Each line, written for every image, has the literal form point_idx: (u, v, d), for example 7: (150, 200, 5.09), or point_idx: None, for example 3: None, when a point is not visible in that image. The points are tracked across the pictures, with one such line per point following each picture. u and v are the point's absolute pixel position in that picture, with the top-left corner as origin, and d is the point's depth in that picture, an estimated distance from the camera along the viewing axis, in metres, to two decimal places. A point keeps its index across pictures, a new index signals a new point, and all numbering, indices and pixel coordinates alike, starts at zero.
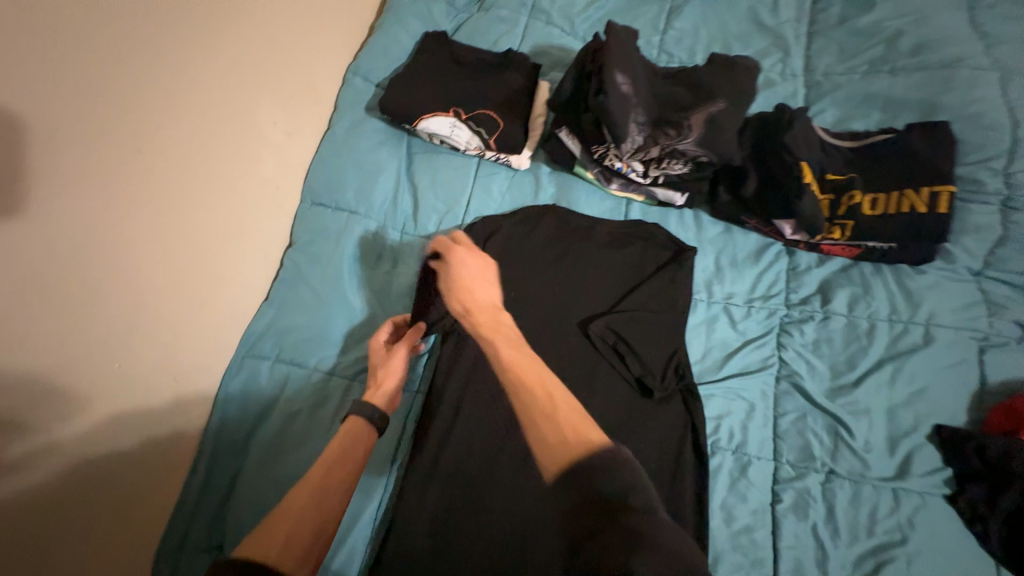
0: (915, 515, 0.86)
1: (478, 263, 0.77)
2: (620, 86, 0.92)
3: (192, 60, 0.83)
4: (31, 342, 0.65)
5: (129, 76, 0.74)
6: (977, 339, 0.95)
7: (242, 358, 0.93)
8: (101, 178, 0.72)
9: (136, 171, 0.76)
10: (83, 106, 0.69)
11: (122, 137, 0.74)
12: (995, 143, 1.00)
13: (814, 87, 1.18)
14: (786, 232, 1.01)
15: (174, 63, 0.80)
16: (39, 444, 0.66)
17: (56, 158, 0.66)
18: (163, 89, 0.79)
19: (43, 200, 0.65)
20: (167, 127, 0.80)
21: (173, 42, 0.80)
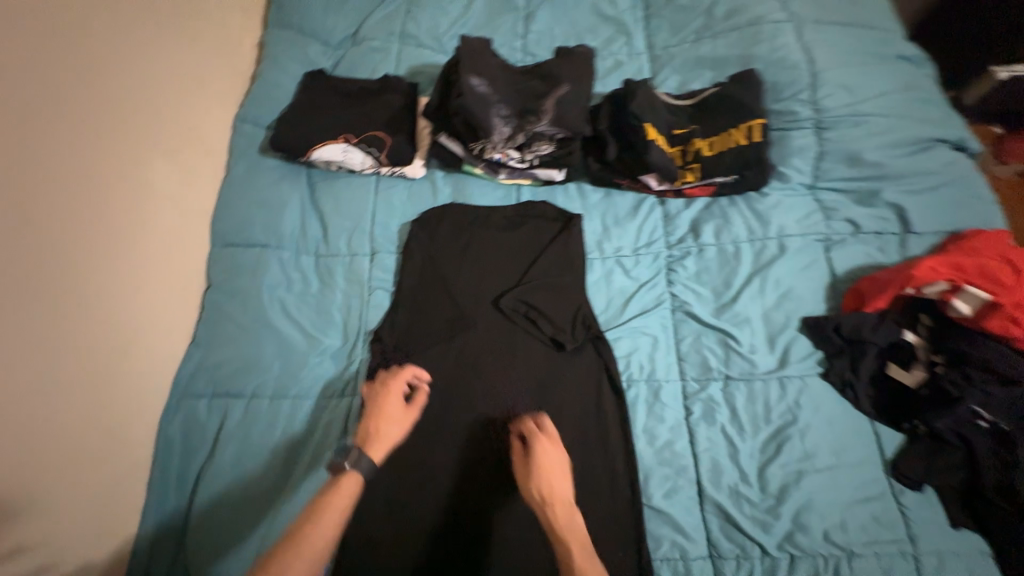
0: (800, 396, 1.00)
1: (563, 474, 0.76)
2: (476, 87, 1.08)
3: (74, 125, 0.86)
4: None
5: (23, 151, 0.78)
6: (822, 241, 1.12)
7: (178, 399, 0.97)
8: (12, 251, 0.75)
9: (43, 241, 0.79)
10: None
11: (18, 208, 0.76)
12: (800, 79, 1.20)
13: (656, 61, 1.36)
14: (653, 184, 1.16)
15: (64, 135, 0.85)
16: None
17: None
18: (57, 161, 0.83)
19: None
20: (60, 197, 0.83)
21: (53, 112, 0.83)
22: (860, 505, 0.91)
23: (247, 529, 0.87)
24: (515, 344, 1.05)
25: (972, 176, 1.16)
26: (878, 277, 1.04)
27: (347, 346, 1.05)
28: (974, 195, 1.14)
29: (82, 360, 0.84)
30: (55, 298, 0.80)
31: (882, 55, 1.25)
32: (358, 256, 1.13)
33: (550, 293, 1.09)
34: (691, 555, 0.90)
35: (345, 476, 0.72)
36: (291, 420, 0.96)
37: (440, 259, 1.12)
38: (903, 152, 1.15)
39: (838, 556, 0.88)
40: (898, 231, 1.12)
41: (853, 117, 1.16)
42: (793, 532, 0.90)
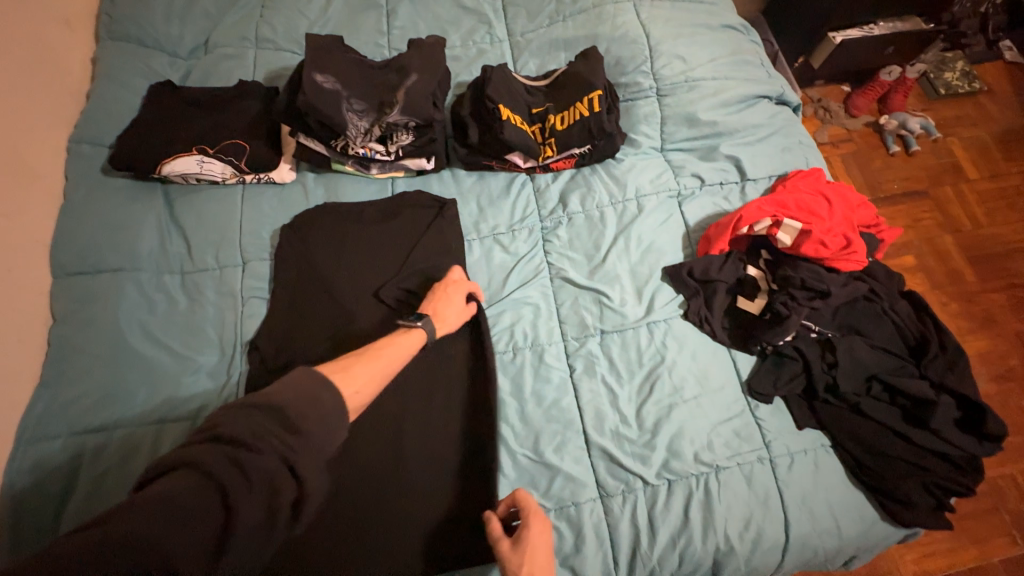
0: (665, 338, 1.10)
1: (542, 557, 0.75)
2: (322, 84, 1.08)
3: None
4: None
5: None
6: (674, 197, 1.23)
7: (29, 445, 0.90)
8: None
9: None
10: None
11: None
12: (640, 53, 1.31)
13: (516, 46, 1.42)
14: (519, 162, 1.22)
15: None
16: None
17: None
18: None
19: None
20: None
21: None
22: (723, 425, 1.02)
23: None
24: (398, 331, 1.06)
25: (793, 125, 1.32)
26: (719, 222, 1.16)
27: (224, 361, 1.02)
28: (797, 142, 1.30)
29: None
30: None
31: (712, 25, 1.39)
32: (228, 268, 1.10)
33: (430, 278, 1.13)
34: (581, 499, 0.96)
35: (413, 334, 0.90)
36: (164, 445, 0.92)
37: (316, 260, 1.11)
38: (733, 110, 1.28)
39: (706, 473, 0.98)
40: (738, 180, 1.25)
41: (688, 83, 1.28)
42: (668, 460, 0.99)
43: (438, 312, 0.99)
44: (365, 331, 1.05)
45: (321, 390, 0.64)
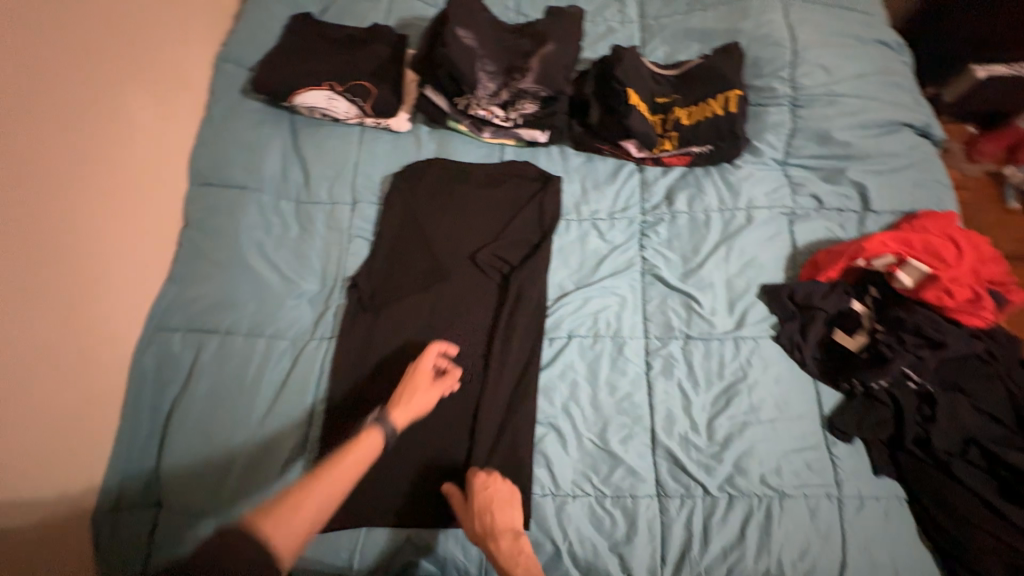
0: (751, 356, 1.07)
1: (506, 497, 0.87)
2: (463, 39, 1.09)
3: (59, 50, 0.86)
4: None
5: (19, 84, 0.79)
6: (787, 214, 1.18)
7: (154, 332, 0.99)
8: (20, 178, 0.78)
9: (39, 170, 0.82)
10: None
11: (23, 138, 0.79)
12: (781, 56, 1.23)
13: (647, 30, 1.36)
14: (633, 151, 1.20)
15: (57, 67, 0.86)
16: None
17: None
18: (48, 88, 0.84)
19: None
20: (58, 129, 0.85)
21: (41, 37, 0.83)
22: (796, 454, 1.00)
23: (223, 457, 0.91)
24: (488, 294, 1.09)
25: (934, 160, 1.22)
26: (833, 249, 1.11)
27: (324, 291, 1.08)
28: (935, 179, 1.20)
29: (55, 283, 0.83)
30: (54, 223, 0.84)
31: (864, 38, 1.28)
32: (339, 205, 1.15)
33: (525, 250, 1.14)
34: (639, 493, 0.98)
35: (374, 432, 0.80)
36: (266, 356, 0.99)
37: (421, 213, 1.14)
38: (871, 134, 1.20)
39: (770, 496, 0.97)
40: (859, 209, 1.18)
41: (827, 97, 1.20)
42: (733, 476, 0.98)
43: (405, 401, 0.88)
44: (457, 288, 1.09)
45: (243, 542, 0.62)
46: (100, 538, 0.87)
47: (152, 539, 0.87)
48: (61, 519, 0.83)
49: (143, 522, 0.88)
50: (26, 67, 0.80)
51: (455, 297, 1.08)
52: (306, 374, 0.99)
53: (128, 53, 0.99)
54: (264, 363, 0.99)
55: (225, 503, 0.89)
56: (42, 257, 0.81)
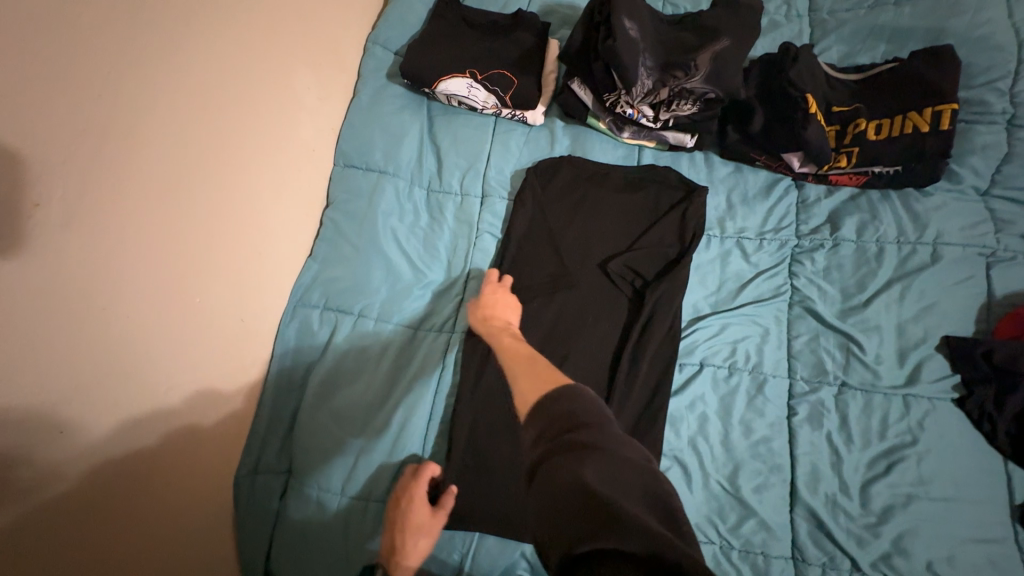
0: (924, 418, 0.92)
1: (503, 297, 0.94)
2: (629, 31, 0.99)
3: (242, 39, 0.92)
4: (165, 297, 0.79)
5: (206, 66, 0.84)
6: (985, 255, 0.99)
7: (295, 308, 1.02)
8: (204, 153, 0.85)
9: (218, 148, 0.87)
10: (181, 91, 0.80)
11: (208, 119, 0.85)
12: (1002, 64, 1.02)
13: (820, 26, 1.18)
14: (795, 165, 1.06)
15: (235, 49, 0.90)
16: (155, 378, 0.78)
17: (170, 137, 0.79)
18: (229, 70, 0.89)
19: (164, 174, 0.78)
20: (236, 113, 0.91)
21: (228, 25, 0.88)
22: (974, 544, 0.84)
23: (350, 438, 0.94)
24: (619, 308, 1.02)
25: None
26: None
27: (449, 284, 1.06)
28: None
29: (223, 255, 0.89)
30: (227, 201, 0.89)
31: None
32: (469, 196, 1.12)
33: (660, 264, 1.05)
34: (772, 553, 0.87)
35: None
36: (392, 344, 1.00)
37: (550, 213, 1.09)
38: None
39: None
40: None
41: None
42: (892, 555, 0.85)
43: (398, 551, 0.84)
44: (585, 297, 1.03)
45: None
46: (238, 499, 0.93)
47: (283, 501, 0.93)
48: (210, 477, 0.89)
49: (272, 488, 0.94)
50: (207, 51, 0.85)
51: (583, 307, 1.02)
52: (429, 368, 0.98)
53: (295, 37, 1.03)
54: (391, 350, 0.99)
55: (350, 483, 0.91)
56: (213, 231, 0.87)
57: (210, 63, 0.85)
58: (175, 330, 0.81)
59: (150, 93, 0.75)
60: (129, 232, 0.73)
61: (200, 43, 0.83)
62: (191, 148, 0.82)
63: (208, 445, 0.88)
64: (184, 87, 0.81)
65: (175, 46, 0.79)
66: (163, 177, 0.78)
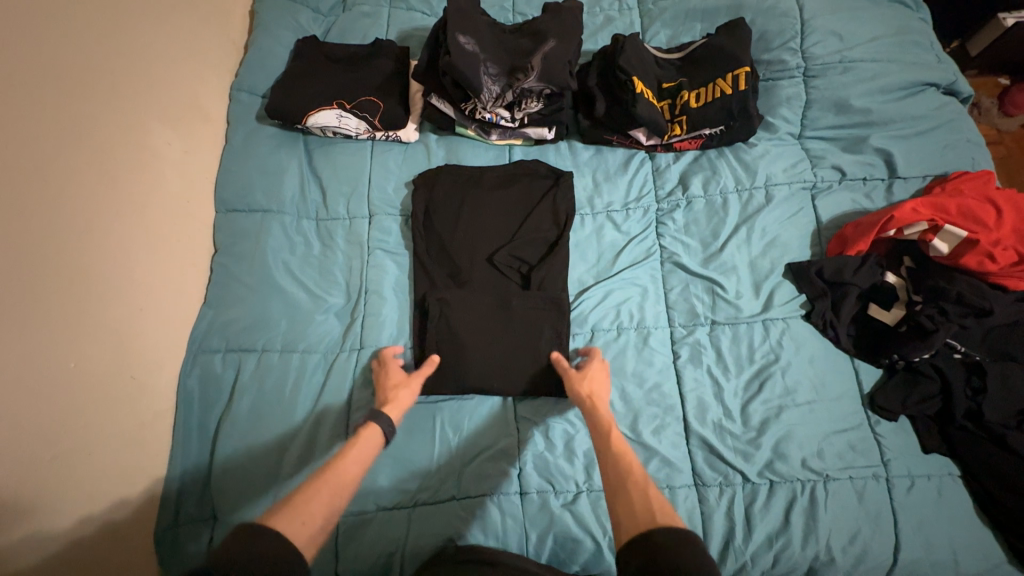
0: (782, 337, 1.04)
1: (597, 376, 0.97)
2: (464, 45, 1.09)
3: (93, 102, 0.92)
4: (44, 364, 0.79)
5: (56, 134, 0.85)
6: (808, 189, 1.14)
7: (195, 355, 1.04)
8: (67, 218, 0.85)
9: (83, 211, 0.88)
10: (31, 162, 0.80)
11: (70, 184, 0.86)
12: (790, 28, 1.20)
13: (646, 15, 1.31)
14: (643, 140, 1.19)
15: (88, 112, 0.91)
16: (44, 450, 0.78)
17: (27, 207, 0.79)
18: (84, 134, 0.90)
19: (24, 246, 0.78)
20: (99, 174, 0.92)
21: (72, 89, 0.89)
22: (838, 436, 0.97)
23: (268, 468, 0.96)
24: (509, 293, 1.09)
25: (963, 119, 1.15)
26: (861, 222, 1.05)
27: (349, 304, 1.10)
28: (966, 139, 1.14)
29: (103, 314, 0.89)
30: (99, 260, 0.90)
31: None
32: (357, 219, 1.17)
33: (542, 248, 1.14)
34: (675, 484, 0.96)
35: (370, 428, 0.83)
36: (299, 370, 1.03)
37: (434, 221, 1.15)
38: (891, 98, 1.15)
39: (814, 480, 0.94)
40: (885, 177, 1.13)
41: (842, 64, 1.17)
42: (773, 461, 0.96)
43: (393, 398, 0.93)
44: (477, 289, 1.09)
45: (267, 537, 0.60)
46: (161, 555, 0.94)
47: (210, 548, 0.93)
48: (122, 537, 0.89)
49: (198, 535, 0.94)
50: (55, 118, 0.85)
51: (475, 299, 1.08)
52: (339, 385, 1.02)
53: (150, 93, 1.05)
54: (299, 377, 1.02)
55: None
56: (88, 293, 0.87)
57: (57, 127, 0.85)
58: (56, 397, 0.80)
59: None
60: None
61: (47, 112, 0.84)
62: (50, 214, 0.82)
63: (117, 505, 0.89)
64: (31, 155, 0.81)
65: (12, 115, 0.79)
66: (17, 247, 0.77)
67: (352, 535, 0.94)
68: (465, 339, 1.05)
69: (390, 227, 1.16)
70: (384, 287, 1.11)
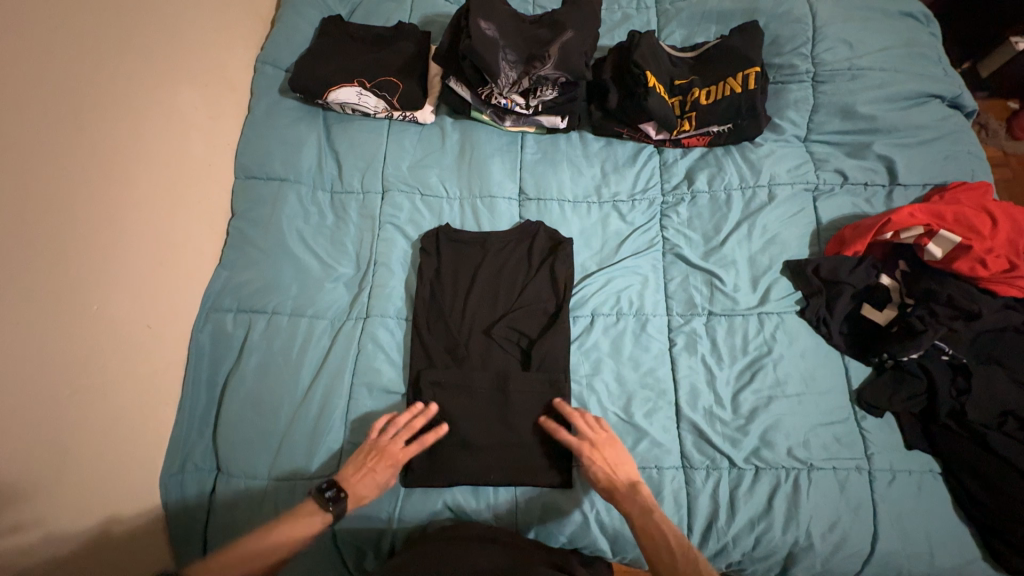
0: (776, 330, 1.07)
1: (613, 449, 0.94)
2: (485, 31, 1.13)
3: (128, 62, 0.96)
4: (69, 306, 0.83)
5: (92, 88, 0.89)
6: (810, 190, 1.17)
7: (207, 314, 1.08)
8: (97, 169, 0.89)
9: (112, 164, 0.91)
10: (68, 113, 0.84)
11: (101, 136, 0.90)
12: (802, 33, 1.23)
13: (663, 14, 1.35)
14: (652, 134, 1.22)
15: (122, 71, 0.95)
16: (67, 386, 0.81)
17: (61, 155, 0.83)
18: (116, 91, 0.93)
19: (56, 191, 0.82)
20: (128, 132, 0.95)
21: (109, 48, 0.93)
22: (824, 427, 1.00)
23: (272, 425, 1.00)
24: (504, 333, 1.07)
25: (965, 132, 1.19)
26: (860, 224, 1.09)
27: (359, 275, 1.14)
28: (966, 151, 1.17)
29: (125, 264, 0.93)
30: (122, 212, 0.93)
31: (889, 10, 1.26)
32: (371, 193, 1.21)
33: (542, 319, 1.10)
34: (665, 464, 0.99)
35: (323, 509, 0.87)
36: (307, 334, 1.07)
37: (444, 278, 1.13)
38: (896, 107, 1.19)
39: (797, 468, 0.97)
40: (886, 183, 1.16)
41: (851, 72, 1.20)
42: (760, 448, 0.99)
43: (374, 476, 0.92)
44: (484, 283, 1.12)
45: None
46: (166, 499, 0.98)
47: (213, 496, 0.98)
48: (131, 478, 0.93)
49: (203, 484, 0.99)
50: (91, 73, 0.89)
51: (481, 294, 1.11)
52: (345, 351, 1.05)
53: (182, 58, 1.09)
54: (307, 340, 1.06)
55: (276, 465, 0.97)
56: (111, 243, 0.91)
57: (91, 82, 0.89)
58: (78, 338, 0.84)
59: (29, 114, 0.78)
60: (29, 245, 0.77)
61: (84, 66, 0.88)
62: (82, 163, 0.86)
63: (128, 449, 0.92)
64: (68, 105, 0.84)
65: (49, 66, 0.82)
66: (47, 193, 0.80)
67: None
68: (468, 332, 1.07)
69: (403, 204, 1.20)
70: (394, 260, 1.15)
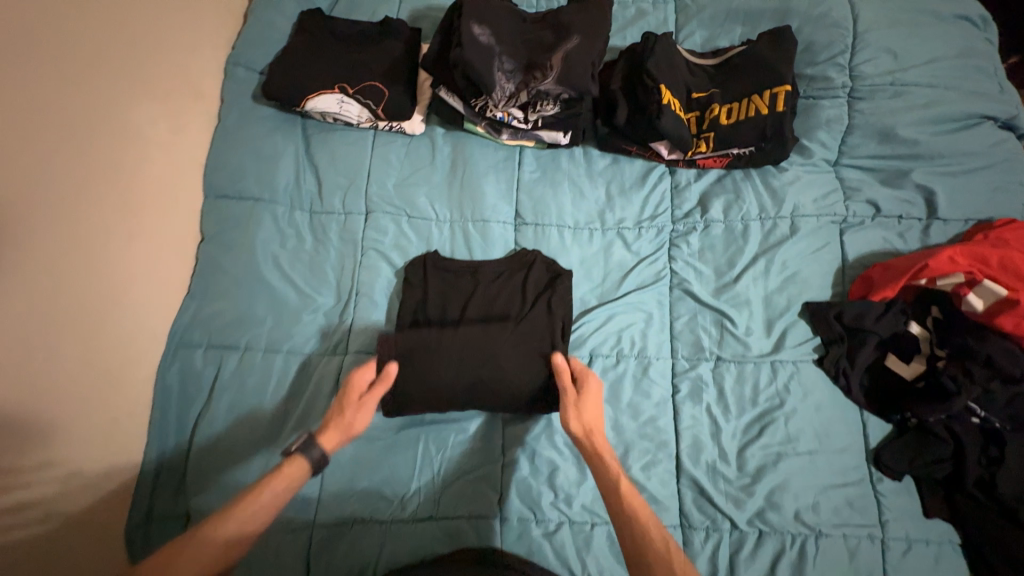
0: (789, 381, 0.99)
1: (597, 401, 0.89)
2: (478, 37, 1.00)
3: (69, 76, 0.86)
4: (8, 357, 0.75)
5: (23, 109, 0.79)
6: (837, 223, 1.05)
7: (175, 349, 1.00)
8: (33, 200, 0.80)
9: (53, 193, 0.82)
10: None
11: (37, 163, 0.80)
12: (841, 40, 1.09)
13: (683, 11, 1.20)
14: (664, 153, 1.10)
15: (61, 85, 0.85)
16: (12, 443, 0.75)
17: None
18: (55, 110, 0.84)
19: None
20: (72, 154, 0.86)
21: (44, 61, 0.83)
22: (836, 490, 0.93)
23: (241, 474, 0.92)
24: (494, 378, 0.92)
25: (1019, 159, 1.05)
26: (892, 265, 0.98)
27: (339, 306, 1.05)
28: (1018, 183, 1.04)
29: (75, 303, 0.85)
30: (68, 247, 0.84)
31: (942, 13, 1.11)
32: (353, 214, 1.11)
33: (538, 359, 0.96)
34: None
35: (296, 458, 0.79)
36: (282, 374, 0.99)
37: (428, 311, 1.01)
38: (943, 130, 1.05)
39: (805, 535, 0.91)
40: (923, 217, 1.04)
41: (894, 87, 1.06)
42: (765, 510, 0.92)
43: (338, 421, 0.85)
44: (471, 318, 0.99)
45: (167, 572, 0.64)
46: (132, 551, 0.91)
47: None
48: (95, 531, 0.87)
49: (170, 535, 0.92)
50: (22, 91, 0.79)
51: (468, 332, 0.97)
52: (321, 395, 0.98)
53: (139, 68, 0.99)
54: (282, 379, 0.99)
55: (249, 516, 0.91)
56: (56, 282, 0.82)
57: (22, 101, 0.79)
58: (22, 391, 0.77)
59: None
60: None
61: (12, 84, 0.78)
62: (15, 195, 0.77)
63: (88, 501, 0.86)
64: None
65: None
66: None
67: (325, 548, 0.91)
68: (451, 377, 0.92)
69: (388, 228, 1.10)
70: (378, 291, 1.06)
